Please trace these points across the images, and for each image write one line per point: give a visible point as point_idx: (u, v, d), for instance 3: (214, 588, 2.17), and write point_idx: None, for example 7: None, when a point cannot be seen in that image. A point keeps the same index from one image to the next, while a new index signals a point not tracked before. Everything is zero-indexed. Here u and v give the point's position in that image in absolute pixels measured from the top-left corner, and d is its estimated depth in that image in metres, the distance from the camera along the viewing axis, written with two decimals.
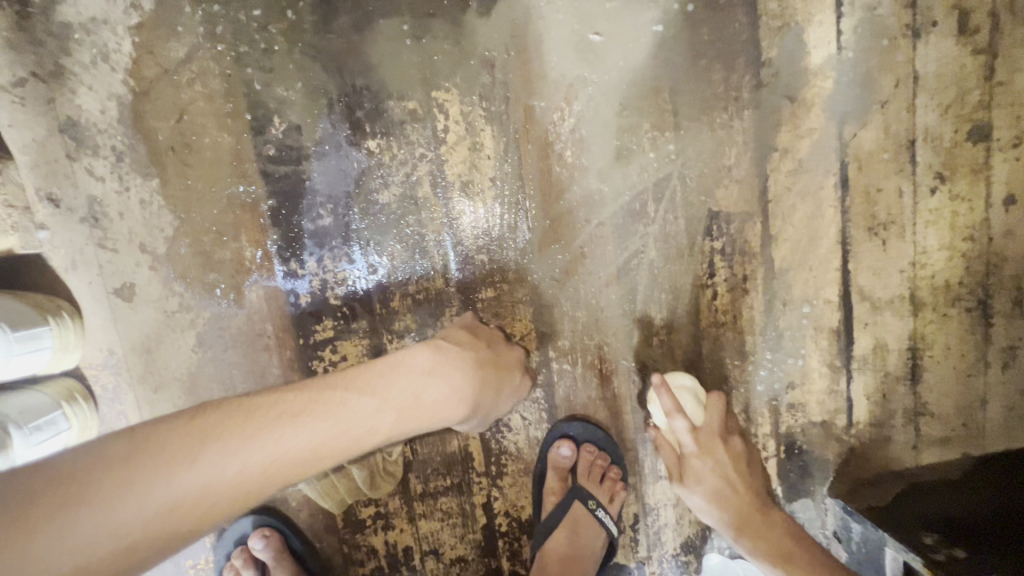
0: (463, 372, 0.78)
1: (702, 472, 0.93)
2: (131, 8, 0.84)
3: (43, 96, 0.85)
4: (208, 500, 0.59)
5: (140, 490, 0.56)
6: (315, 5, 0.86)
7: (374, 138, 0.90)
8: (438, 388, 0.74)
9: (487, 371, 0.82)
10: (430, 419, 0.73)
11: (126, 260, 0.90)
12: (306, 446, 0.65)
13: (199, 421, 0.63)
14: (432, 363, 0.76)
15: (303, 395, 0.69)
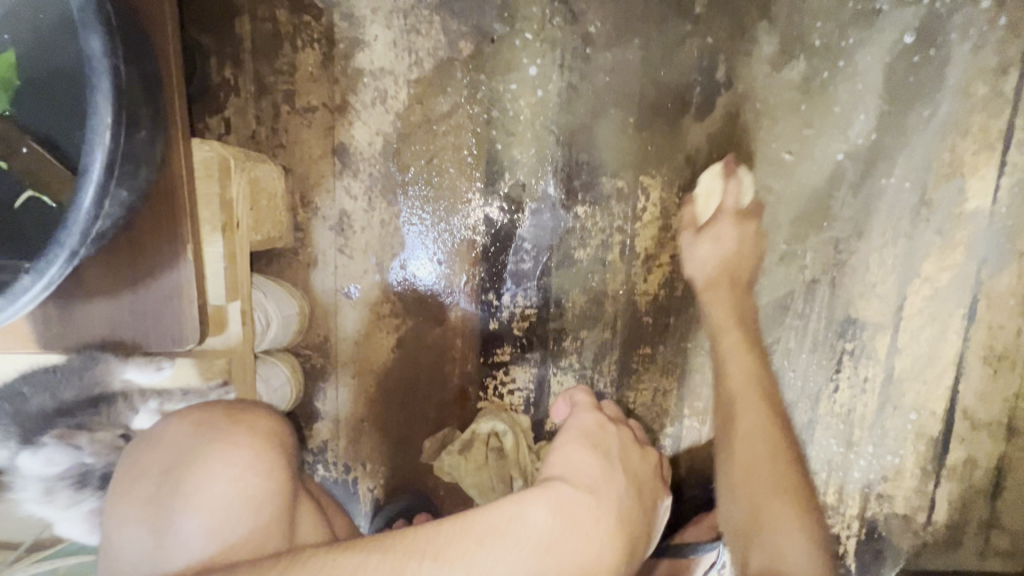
0: (581, 451, 0.76)
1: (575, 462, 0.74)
2: (412, 65, 1.01)
3: (326, 124, 1.02)
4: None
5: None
6: (562, 89, 1.02)
7: (583, 205, 1.06)
8: (561, 532, 0.64)
9: (590, 470, 0.73)
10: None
11: (357, 266, 1.07)
12: (215, 411, 0.75)
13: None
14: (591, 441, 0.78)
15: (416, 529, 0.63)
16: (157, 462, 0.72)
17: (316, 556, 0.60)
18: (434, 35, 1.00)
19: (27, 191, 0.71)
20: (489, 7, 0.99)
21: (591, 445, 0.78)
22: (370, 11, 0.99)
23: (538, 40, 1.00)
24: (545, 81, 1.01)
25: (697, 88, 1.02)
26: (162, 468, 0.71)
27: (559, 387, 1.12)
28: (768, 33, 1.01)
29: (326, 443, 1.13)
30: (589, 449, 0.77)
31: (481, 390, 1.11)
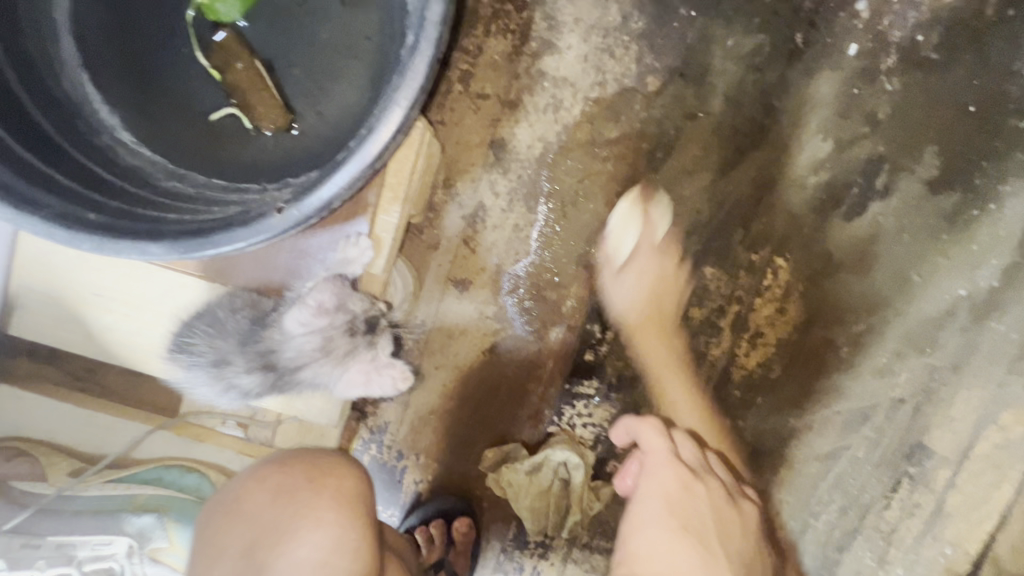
0: (667, 535, 0.77)
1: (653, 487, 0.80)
2: (596, 84, 0.99)
3: (492, 114, 1.00)
4: None
5: None
6: (729, 152, 1.02)
7: (711, 267, 1.06)
8: None
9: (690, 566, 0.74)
10: None
11: (477, 261, 1.04)
12: (295, 477, 0.73)
13: None
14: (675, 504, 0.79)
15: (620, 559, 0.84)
16: (234, 538, 0.71)
17: None
18: (626, 62, 0.99)
19: (229, 107, 0.69)
20: (686, 53, 0.99)
21: (681, 529, 0.77)
22: (572, 20, 0.98)
23: (722, 98, 1.00)
24: (716, 139, 1.02)
25: (854, 190, 1.04)
26: (240, 547, 0.70)
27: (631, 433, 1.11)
28: (934, 158, 1.03)
29: (386, 424, 1.10)
30: (679, 537, 0.76)
31: (556, 416, 1.09)
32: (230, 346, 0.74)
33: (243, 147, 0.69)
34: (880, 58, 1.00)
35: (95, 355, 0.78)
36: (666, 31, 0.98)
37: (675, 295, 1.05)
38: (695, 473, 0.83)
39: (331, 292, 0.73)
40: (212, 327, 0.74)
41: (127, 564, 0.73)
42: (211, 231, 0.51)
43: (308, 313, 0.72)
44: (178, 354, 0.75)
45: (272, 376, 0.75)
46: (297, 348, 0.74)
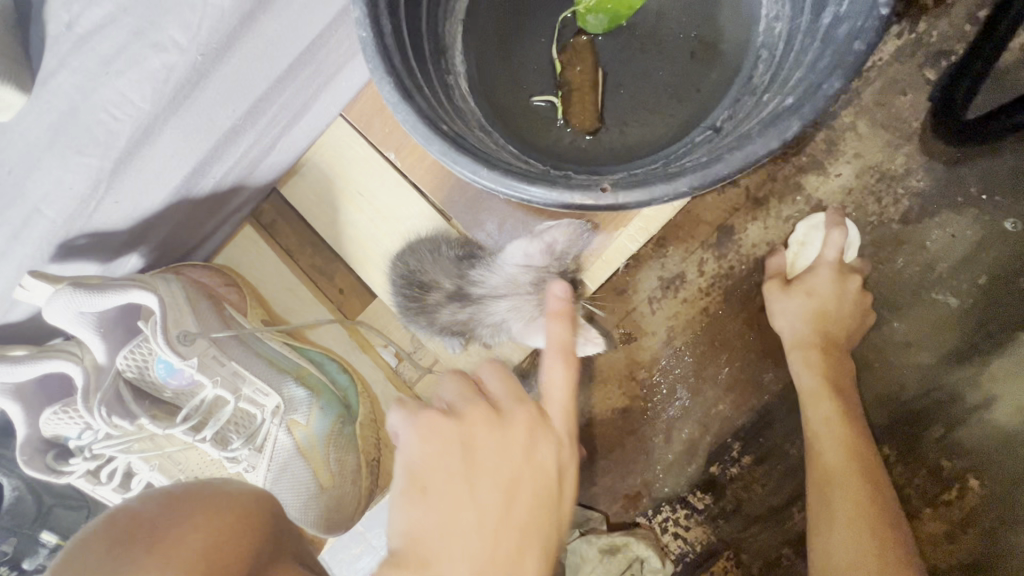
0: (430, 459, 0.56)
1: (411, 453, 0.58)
2: (849, 218, 0.97)
3: (735, 201, 1.01)
4: (847, 465, 0.85)
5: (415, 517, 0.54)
6: (961, 343, 0.94)
7: (891, 449, 0.95)
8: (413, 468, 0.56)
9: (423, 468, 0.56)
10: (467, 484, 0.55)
11: (652, 324, 1.03)
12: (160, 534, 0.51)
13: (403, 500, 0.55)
14: (461, 437, 0.57)
15: (847, 529, 0.82)
16: None
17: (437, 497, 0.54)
18: (889, 212, 0.96)
19: (552, 96, 0.77)
20: (957, 230, 0.94)
21: (420, 490, 0.55)
22: (854, 153, 0.97)
23: (977, 289, 0.94)
24: (953, 322, 0.94)
25: None
26: None
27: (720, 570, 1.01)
28: None
29: None
30: (415, 504, 0.54)
31: (652, 508, 1.03)
32: (441, 272, 0.80)
33: (544, 132, 0.77)
34: None
35: (327, 237, 0.88)
36: (945, 201, 0.95)
37: (812, 356, 0.91)
38: (495, 414, 0.61)
39: (567, 238, 0.76)
40: (435, 252, 0.81)
41: (272, 418, 0.80)
42: (533, 179, 0.57)
43: (541, 246, 0.76)
44: (399, 269, 0.82)
45: (423, 299, 0.81)
46: (505, 277, 0.79)
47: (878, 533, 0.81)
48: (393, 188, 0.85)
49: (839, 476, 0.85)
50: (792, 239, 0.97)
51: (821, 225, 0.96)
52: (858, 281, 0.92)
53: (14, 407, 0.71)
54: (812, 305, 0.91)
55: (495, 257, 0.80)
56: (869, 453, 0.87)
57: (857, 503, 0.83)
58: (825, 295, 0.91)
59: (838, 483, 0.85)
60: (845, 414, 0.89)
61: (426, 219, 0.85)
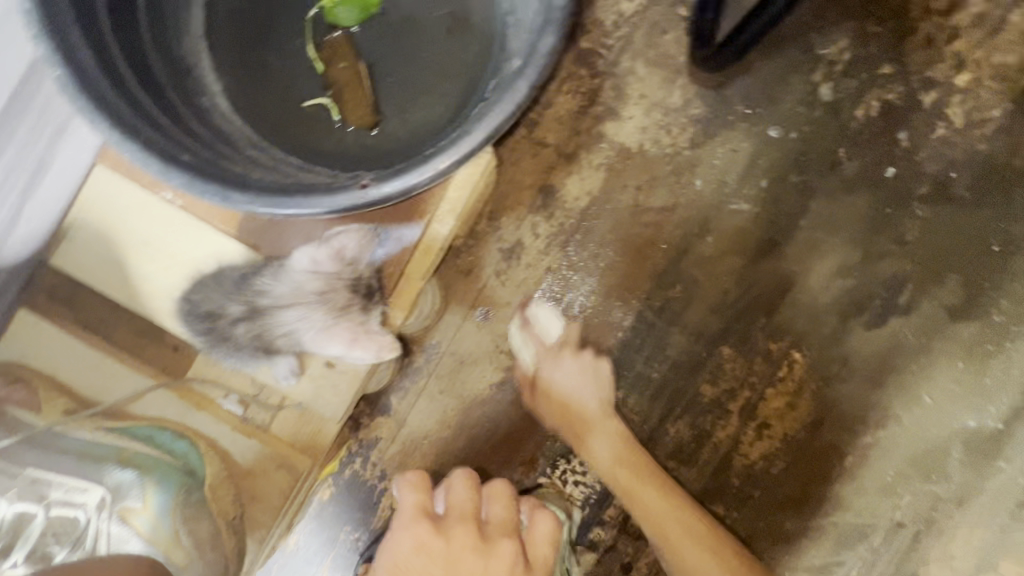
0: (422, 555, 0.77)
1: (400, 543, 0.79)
2: (649, 155, 1.06)
3: (549, 162, 1.06)
4: (640, 461, 1.02)
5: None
6: (762, 241, 1.07)
7: (730, 348, 1.07)
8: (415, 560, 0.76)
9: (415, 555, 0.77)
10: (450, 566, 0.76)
11: (504, 295, 1.06)
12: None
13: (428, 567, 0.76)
14: (439, 553, 0.77)
15: (659, 501, 0.99)
16: None
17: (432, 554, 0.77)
18: (680, 141, 1.06)
19: (322, 97, 0.74)
20: (737, 144, 1.06)
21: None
22: (638, 94, 1.06)
23: (763, 191, 1.07)
24: (751, 225, 1.07)
25: (877, 301, 1.07)
26: None
27: (623, 501, 1.08)
28: (956, 286, 1.07)
29: (377, 440, 1.07)
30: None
31: (550, 465, 1.07)
32: (223, 296, 0.77)
33: (324, 136, 0.74)
34: (912, 186, 1.07)
35: (122, 298, 0.78)
36: (721, 121, 1.06)
37: (584, 370, 1.05)
38: (441, 523, 0.81)
39: (357, 243, 0.75)
40: (218, 279, 0.77)
41: (101, 513, 0.80)
42: (290, 193, 0.55)
43: (328, 250, 0.74)
44: (182, 306, 0.77)
45: (213, 327, 0.77)
46: (295, 286, 0.76)
47: (679, 505, 1.00)
48: (176, 225, 0.78)
49: (632, 479, 1.01)
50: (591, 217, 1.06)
51: (616, 205, 1.06)
52: (657, 248, 1.07)
53: None
54: (605, 286, 1.07)
55: (284, 267, 0.77)
56: (642, 464, 1.02)
57: (653, 495, 1.00)
58: (618, 273, 1.07)
59: (638, 489, 1.00)
60: (617, 440, 1.03)
61: (228, 251, 0.79)
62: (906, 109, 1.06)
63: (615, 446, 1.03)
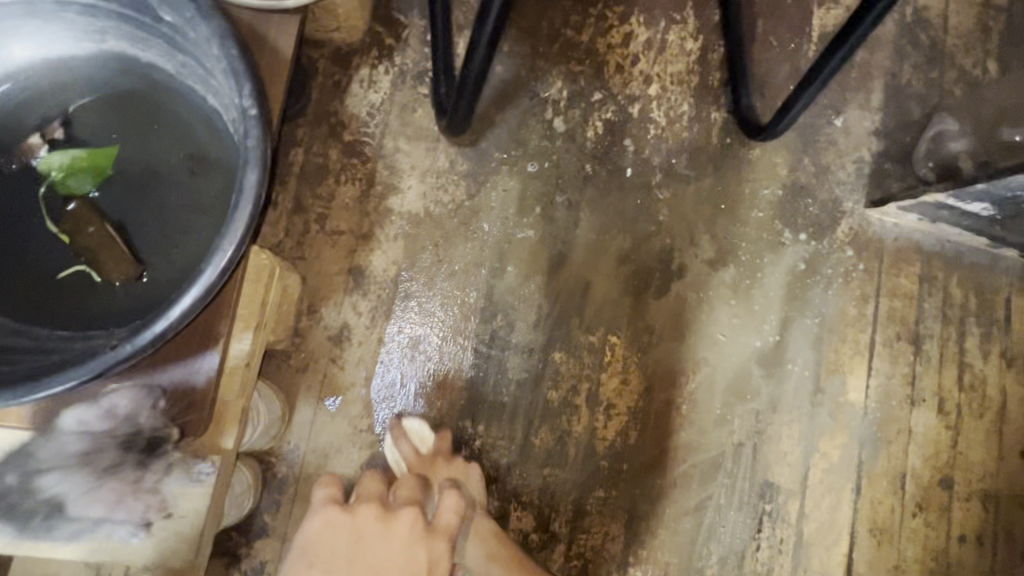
0: (344, 542, 0.93)
1: (311, 531, 0.94)
2: (436, 214, 1.19)
3: (349, 246, 1.15)
4: (495, 547, 1.01)
5: (364, 560, 0.92)
6: (554, 256, 1.24)
7: (560, 352, 1.22)
8: (336, 547, 0.92)
9: (332, 543, 0.93)
10: (374, 557, 0.93)
11: (346, 377, 1.11)
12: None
13: (342, 554, 0.92)
14: (353, 533, 0.94)
15: (499, 573, 0.99)
16: None
17: (357, 546, 0.92)
18: (458, 195, 1.21)
19: (80, 264, 0.77)
20: (505, 184, 1.24)
21: (308, 560, 0.91)
22: (409, 166, 1.19)
23: (539, 216, 1.25)
24: (541, 245, 1.24)
25: (657, 273, 1.29)
26: None
27: (516, 521, 1.17)
28: (708, 242, 1.32)
29: (264, 564, 1.05)
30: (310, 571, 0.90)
31: None
32: (8, 469, 0.82)
33: (92, 299, 0.76)
34: (649, 176, 1.31)
35: None
36: (486, 169, 1.23)
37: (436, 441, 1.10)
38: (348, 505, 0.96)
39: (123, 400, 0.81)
40: (15, 465, 0.81)
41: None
42: (46, 376, 0.62)
43: (98, 411, 0.81)
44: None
45: (9, 504, 0.83)
46: (58, 447, 0.82)
47: (529, 555, 1.02)
48: None
49: (478, 535, 1.02)
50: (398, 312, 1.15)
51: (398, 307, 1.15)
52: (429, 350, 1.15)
53: None
54: (450, 361, 1.16)
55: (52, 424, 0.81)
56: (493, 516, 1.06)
57: (497, 564, 1.00)
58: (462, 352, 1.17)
59: (527, 488, 1.07)
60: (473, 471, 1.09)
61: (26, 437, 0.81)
62: (622, 122, 1.31)
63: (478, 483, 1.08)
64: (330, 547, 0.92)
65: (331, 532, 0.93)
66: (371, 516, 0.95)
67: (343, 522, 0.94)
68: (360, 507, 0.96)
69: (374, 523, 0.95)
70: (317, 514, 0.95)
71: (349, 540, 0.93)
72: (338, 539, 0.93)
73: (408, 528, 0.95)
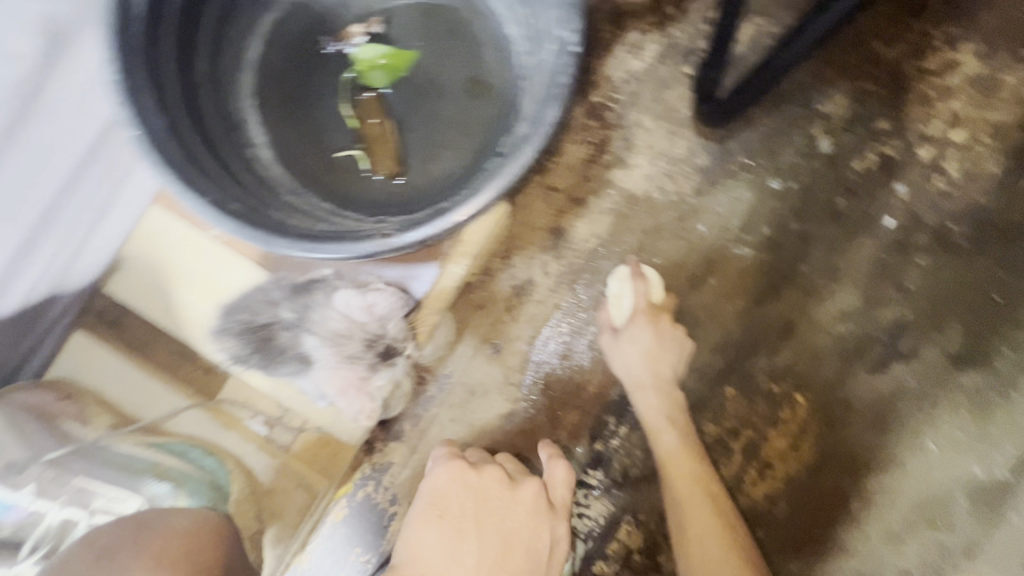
0: (467, 488, 0.93)
1: (437, 475, 0.95)
2: (655, 201, 1.12)
3: (559, 205, 1.12)
4: (700, 533, 0.95)
5: (483, 517, 0.90)
6: (764, 286, 1.11)
7: (734, 387, 1.10)
8: (459, 494, 0.92)
9: (448, 488, 0.93)
10: (500, 518, 0.90)
11: (514, 329, 1.12)
12: (127, 540, 0.71)
13: (466, 502, 0.91)
14: (476, 494, 0.92)
15: (699, 540, 0.94)
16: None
17: (478, 498, 0.92)
18: (684, 189, 1.12)
19: (354, 150, 0.82)
20: (739, 193, 1.12)
21: (438, 514, 0.90)
22: (645, 145, 1.13)
23: (764, 237, 1.12)
24: (754, 270, 1.12)
25: (879, 345, 1.09)
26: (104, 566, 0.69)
27: (624, 536, 1.10)
28: (959, 333, 1.09)
29: (389, 464, 1.12)
30: (433, 524, 0.89)
31: None
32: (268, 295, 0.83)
33: (355, 184, 0.82)
34: (913, 234, 1.10)
35: (166, 325, 0.87)
36: (725, 171, 1.12)
37: (655, 395, 1.03)
38: (475, 466, 0.96)
39: (389, 301, 0.86)
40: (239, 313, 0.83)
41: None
42: (323, 241, 0.62)
43: (365, 303, 0.85)
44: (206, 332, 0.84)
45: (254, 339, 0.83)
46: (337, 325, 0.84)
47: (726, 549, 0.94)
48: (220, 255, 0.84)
49: (681, 503, 0.97)
50: (610, 295, 1.08)
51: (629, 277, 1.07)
52: (669, 319, 1.06)
53: None
54: (641, 352, 1.03)
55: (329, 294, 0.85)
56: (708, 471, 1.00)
57: (700, 532, 0.95)
58: (654, 343, 1.04)
59: (693, 507, 0.97)
60: (682, 436, 1.01)
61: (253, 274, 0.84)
62: (903, 163, 1.10)
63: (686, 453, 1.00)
64: (440, 490, 0.92)
65: (467, 484, 0.93)
66: (493, 476, 0.95)
67: (464, 473, 0.94)
68: (479, 466, 0.96)
69: (495, 487, 0.94)
70: (442, 471, 0.95)
71: (476, 490, 0.93)
72: (455, 484, 0.93)
73: (534, 496, 0.94)
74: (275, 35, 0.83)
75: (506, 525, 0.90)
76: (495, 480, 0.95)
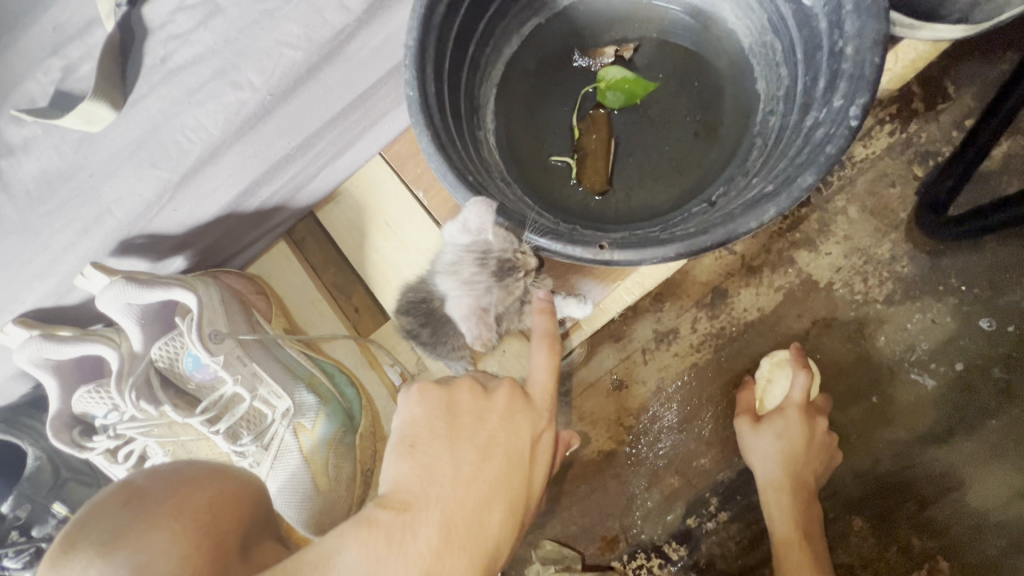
0: (430, 412, 0.60)
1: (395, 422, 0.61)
2: (836, 294, 1.04)
3: (730, 265, 1.06)
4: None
5: (451, 454, 0.57)
6: (934, 425, 1.00)
7: (863, 520, 1.00)
8: (418, 422, 0.60)
9: (417, 416, 0.60)
10: (475, 450, 0.58)
11: (643, 374, 1.08)
12: (165, 487, 0.55)
13: (428, 436, 0.58)
14: (446, 407, 0.61)
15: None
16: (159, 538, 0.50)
17: (444, 424, 0.59)
18: (873, 292, 1.03)
19: (569, 158, 0.86)
20: (937, 315, 1.01)
21: (409, 447, 0.57)
22: (845, 233, 1.04)
23: (953, 373, 1.00)
24: (927, 403, 1.00)
25: None
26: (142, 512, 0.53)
27: None
28: None
29: None
30: (401, 461, 0.57)
31: (629, 552, 1.07)
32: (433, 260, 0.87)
33: (560, 188, 0.85)
34: None
35: (352, 258, 0.96)
36: (927, 288, 1.02)
37: (776, 480, 0.96)
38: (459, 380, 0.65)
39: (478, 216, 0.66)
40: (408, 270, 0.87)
41: (281, 419, 0.87)
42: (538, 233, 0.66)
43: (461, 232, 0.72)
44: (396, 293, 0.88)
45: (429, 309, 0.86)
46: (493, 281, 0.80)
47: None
48: (412, 217, 0.94)
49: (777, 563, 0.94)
50: (760, 375, 1.02)
51: (788, 364, 1.00)
52: (824, 422, 0.97)
53: (53, 380, 0.79)
54: (782, 450, 0.95)
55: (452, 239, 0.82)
56: (814, 537, 0.94)
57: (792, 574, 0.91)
58: (796, 440, 0.95)
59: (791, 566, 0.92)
60: (795, 509, 0.95)
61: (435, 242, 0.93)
62: None
63: (795, 517, 0.94)
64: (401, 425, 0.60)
65: (427, 409, 0.61)
66: (475, 394, 0.63)
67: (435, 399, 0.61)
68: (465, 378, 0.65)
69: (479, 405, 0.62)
70: (412, 401, 0.62)
71: (439, 418, 0.59)
72: (417, 410, 0.60)
73: (525, 415, 0.63)
74: (527, 35, 0.88)
75: (479, 463, 0.57)
76: (474, 403, 0.62)
